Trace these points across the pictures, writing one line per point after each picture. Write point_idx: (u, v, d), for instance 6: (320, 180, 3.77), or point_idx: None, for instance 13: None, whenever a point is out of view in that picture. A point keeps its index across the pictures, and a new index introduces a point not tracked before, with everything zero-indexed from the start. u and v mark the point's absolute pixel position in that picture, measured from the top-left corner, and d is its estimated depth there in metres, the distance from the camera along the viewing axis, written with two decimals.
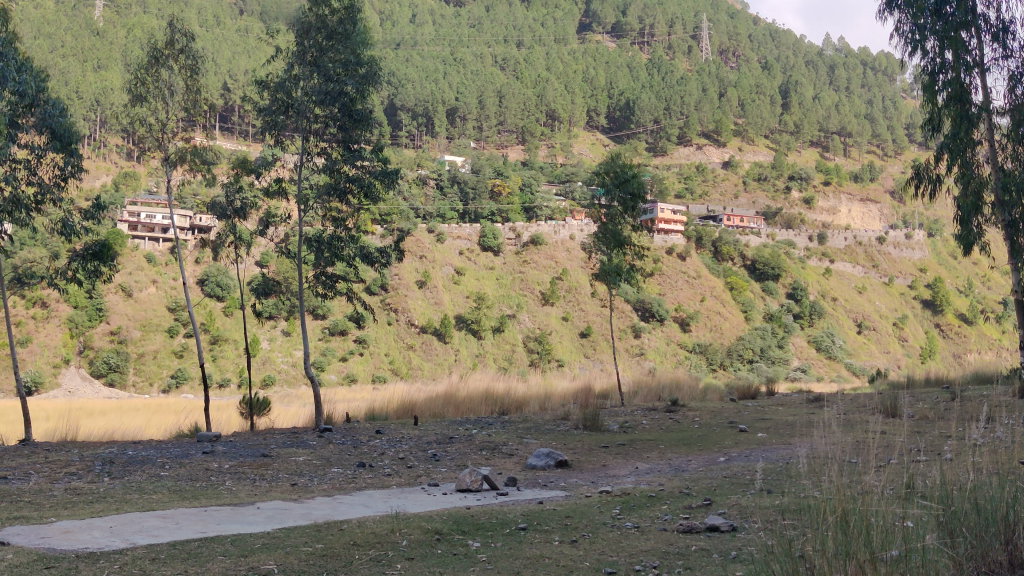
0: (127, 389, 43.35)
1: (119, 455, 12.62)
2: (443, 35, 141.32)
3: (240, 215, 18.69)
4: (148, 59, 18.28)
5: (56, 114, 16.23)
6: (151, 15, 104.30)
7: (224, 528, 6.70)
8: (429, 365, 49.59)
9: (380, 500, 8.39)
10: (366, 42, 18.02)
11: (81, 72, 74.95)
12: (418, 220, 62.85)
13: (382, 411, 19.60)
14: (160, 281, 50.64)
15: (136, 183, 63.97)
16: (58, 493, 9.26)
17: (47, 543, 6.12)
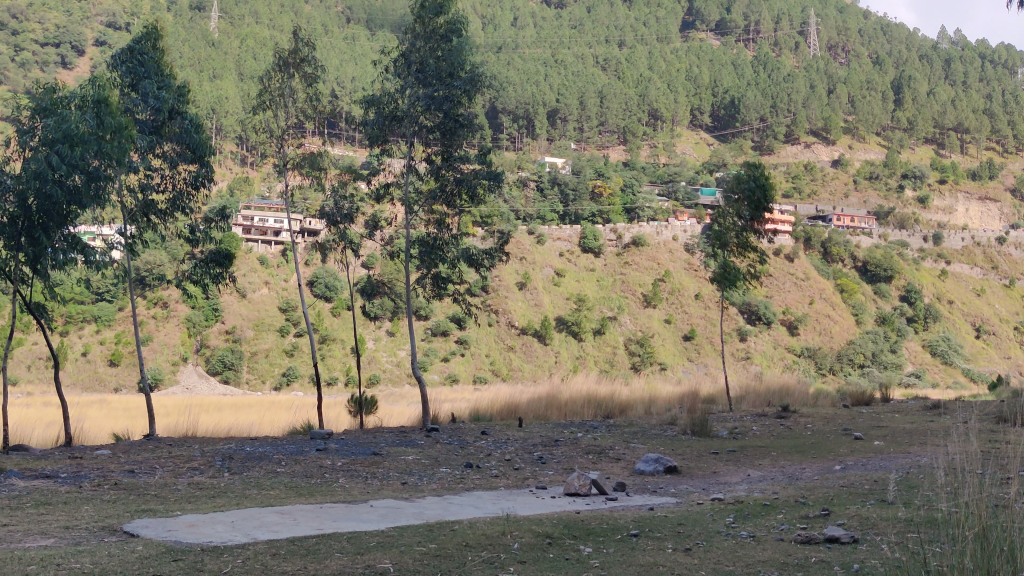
0: (241, 386, 44.92)
1: (236, 451, 13.04)
2: (544, 37, 141.33)
3: (349, 221, 19.11)
4: (274, 68, 18.83)
5: (192, 130, 16.97)
6: (263, 25, 107.51)
7: (340, 526, 6.83)
8: (529, 366, 49.78)
9: (489, 502, 8.44)
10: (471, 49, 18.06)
11: (198, 81, 77.89)
12: (518, 221, 63.03)
13: (485, 412, 19.69)
14: (272, 283, 52.26)
15: (249, 188, 66.17)
16: (183, 487, 9.65)
17: (174, 535, 6.36)
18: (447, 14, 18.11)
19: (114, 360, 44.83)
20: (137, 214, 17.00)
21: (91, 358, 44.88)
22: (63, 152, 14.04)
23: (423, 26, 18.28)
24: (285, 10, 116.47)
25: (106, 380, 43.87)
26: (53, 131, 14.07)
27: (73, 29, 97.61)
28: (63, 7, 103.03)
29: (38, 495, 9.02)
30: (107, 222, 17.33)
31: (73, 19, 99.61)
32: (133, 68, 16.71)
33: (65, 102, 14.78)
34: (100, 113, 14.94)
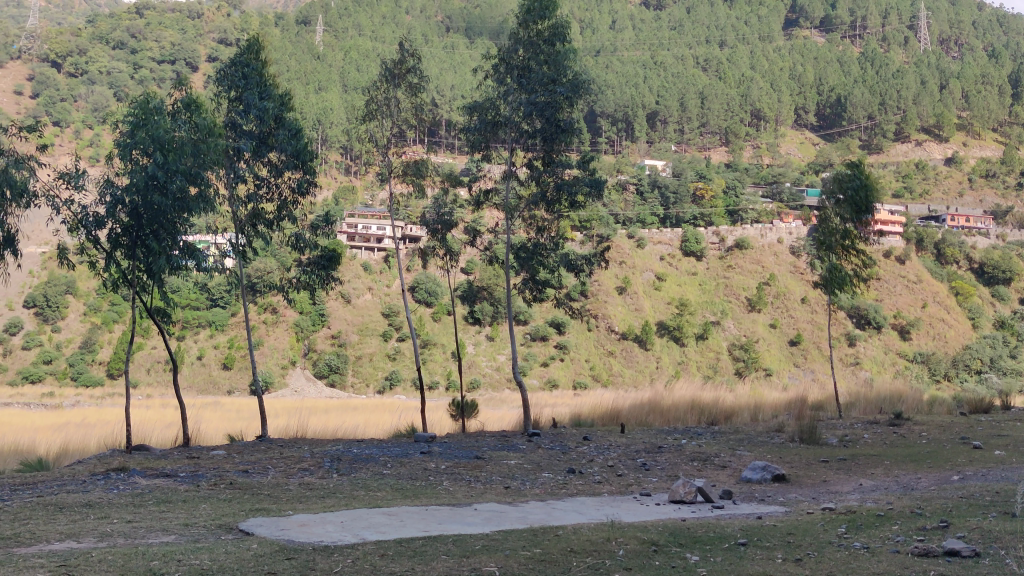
0: (346, 389, 45.99)
1: (345, 451, 13.37)
2: (643, 40, 140.06)
3: (450, 228, 19.38)
4: (381, 79, 19.32)
5: (295, 139, 17.43)
6: (366, 38, 109.85)
7: (447, 528, 6.91)
8: (630, 372, 49.39)
9: (594, 508, 8.40)
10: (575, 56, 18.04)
11: (304, 94, 80.06)
12: (618, 225, 62.64)
13: (587, 418, 19.61)
14: (375, 288, 53.34)
15: (354, 197, 67.63)
16: (293, 488, 9.92)
17: (286, 535, 6.55)
18: (550, 20, 18.11)
19: (227, 364, 46.47)
20: (246, 224, 17.61)
21: (205, 361, 46.66)
22: (160, 160, 14.64)
23: (526, 32, 18.36)
24: (387, 22, 118.76)
25: (220, 383, 45.47)
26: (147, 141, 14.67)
27: (187, 46, 101.75)
28: (178, 26, 107.48)
29: (158, 493, 9.43)
30: (219, 231, 17.98)
31: (187, 38, 103.85)
32: (237, 81, 17.20)
33: (163, 113, 15.29)
34: (196, 123, 15.45)
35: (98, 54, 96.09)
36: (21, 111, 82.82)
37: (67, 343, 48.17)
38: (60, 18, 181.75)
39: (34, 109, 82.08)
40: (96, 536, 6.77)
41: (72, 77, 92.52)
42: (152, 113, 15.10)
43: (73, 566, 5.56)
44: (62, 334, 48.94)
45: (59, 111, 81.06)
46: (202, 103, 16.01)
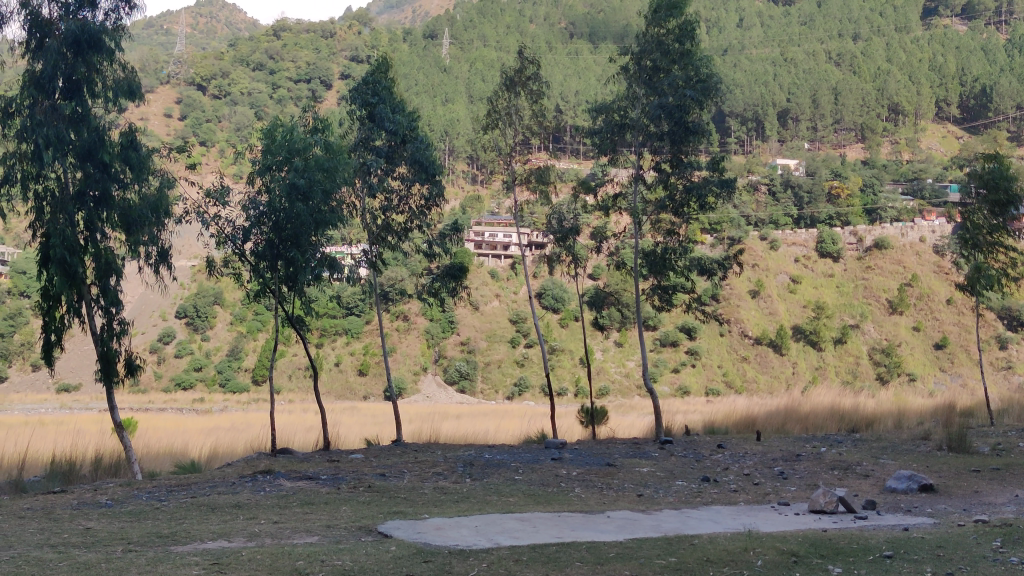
0: (476, 395, 46.73)
1: (478, 457, 13.57)
2: (771, 36, 136.54)
3: (576, 235, 19.43)
4: (502, 87, 19.52)
5: (424, 150, 17.88)
6: (491, 48, 111.26)
7: (579, 534, 6.92)
8: (765, 378, 48.13)
9: (730, 517, 8.23)
10: (705, 56, 17.78)
11: (431, 107, 81.68)
12: (750, 227, 61.15)
13: (721, 425, 19.27)
14: (503, 295, 53.85)
15: (481, 206, 68.38)
16: (428, 491, 10.15)
17: (422, 537, 6.72)
18: (678, 18, 17.85)
19: (362, 370, 47.83)
20: (379, 235, 18.14)
21: (342, 367, 48.22)
22: (301, 173, 15.21)
23: (653, 32, 18.16)
24: (511, 31, 119.98)
25: (356, 389, 46.90)
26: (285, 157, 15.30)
27: (321, 64, 105.53)
28: (312, 46, 111.76)
29: (301, 496, 9.81)
30: (353, 243, 18.56)
31: (321, 57, 107.75)
32: (368, 98, 17.70)
33: (298, 131, 15.90)
34: (329, 139, 16.00)
35: (240, 75, 100.95)
36: (171, 132, 87.88)
37: (215, 351, 50.73)
38: (203, 43, 192.19)
39: (182, 131, 86.97)
40: (245, 536, 7.10)
41: (216, 98, 97.55)
42: (287, 132, 15.73)
43: (225, 564, 5.85)
44: (211, 342, 51.57)
45: (205, 132, 85.57)
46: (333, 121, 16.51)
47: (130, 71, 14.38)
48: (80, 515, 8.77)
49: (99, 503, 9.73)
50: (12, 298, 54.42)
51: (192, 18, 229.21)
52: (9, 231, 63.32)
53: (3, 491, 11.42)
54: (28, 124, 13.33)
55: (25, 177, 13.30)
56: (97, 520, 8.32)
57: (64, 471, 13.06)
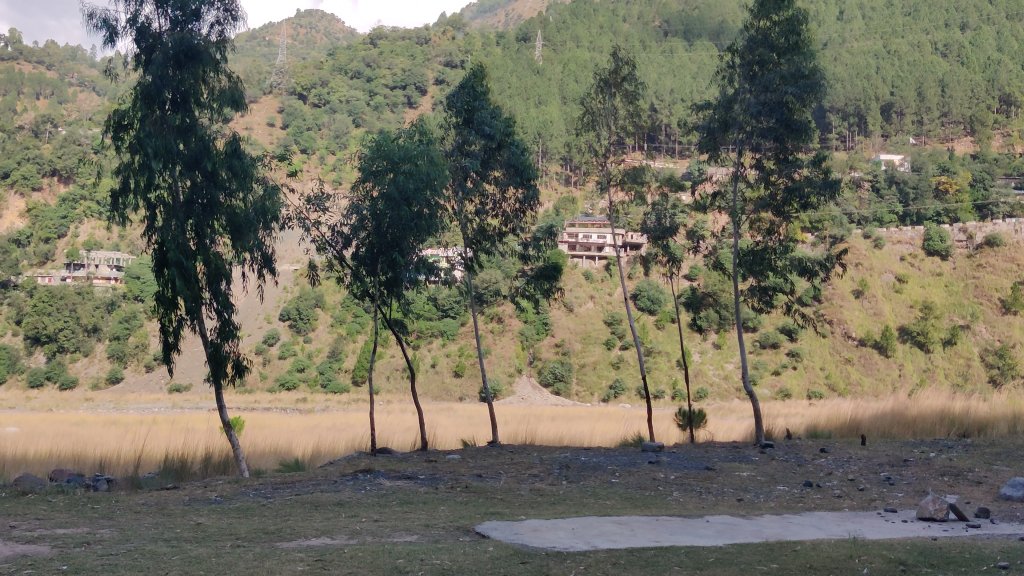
0: (572, 397, 46.73)
1: (574, 459, 13.56)
2: (874, 28, 132.23)
3: (672, 236, 19.25)
4: (596, 88, 19.50)
5: (520, 153, 17.98)
6: (585, 49, 110.93)
7: (678, 539, 6.84)
8: (870, 380, 46.64)
9: (834, 523, 8.00)
10: (811, 53, 17.34)
11: (525, 109, 81.94)
12: (852, 225, 59.40)
13: (824, 429, 18.78)
14: (597, 296, 53.65)
15: (574, 207, 68.27)
16: (525, 493, 10.20)
17: (520, 539, 6.74)
18: (784, 11, 17.47)
19: (458, 371, 48.33)
20: (475, 239, 18.33)
21: (438, 369, 48.81)
22: (401, 179, 15.49)
23: (759, 25, 17.88)
24: (604, 32, 119.37)
25: (452, 390, 47.42)
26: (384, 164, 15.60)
27: (416, 71, 107.02)
28: (408, 53, 113.48)
29: (402, 495, 9.97)
30: (450, 246, 18.80)
31: (416, 63, 109.25)
32: (467, 103, 17.89)
33: (397, 139, 16.18)
34: (428, 145, 16.21)
35: (338, 84, 103.33)
36: (274, 141, 90.53)
37: (317, 352, 52.00)
38: (303, 53, 197.42)
39: (284, 139, 89.49)
40: (347, 533, 7.26)
41: (316, 107, 100.06)
42: (387, 139, 16.03)
43: (329, 560, 6.01)
44: (313, 344, 52.93)
45: (306, 140, 87.82)
46: (431, 128, 16.75)
47: (234, 81, 14.85)
48: (192, 511, 9.10)
49: (209, 500, 10.09)
50: (127, 302, 56.99)
51: (293, 30, 235.78)
52: (124, 238, 66.26)
53: (121, 486, 11.96)
54: (140, 135, 13.93)
55: (137, 187, 13.89)
56: (208, 516, 8.62)
57: (177, 468, 13.57)
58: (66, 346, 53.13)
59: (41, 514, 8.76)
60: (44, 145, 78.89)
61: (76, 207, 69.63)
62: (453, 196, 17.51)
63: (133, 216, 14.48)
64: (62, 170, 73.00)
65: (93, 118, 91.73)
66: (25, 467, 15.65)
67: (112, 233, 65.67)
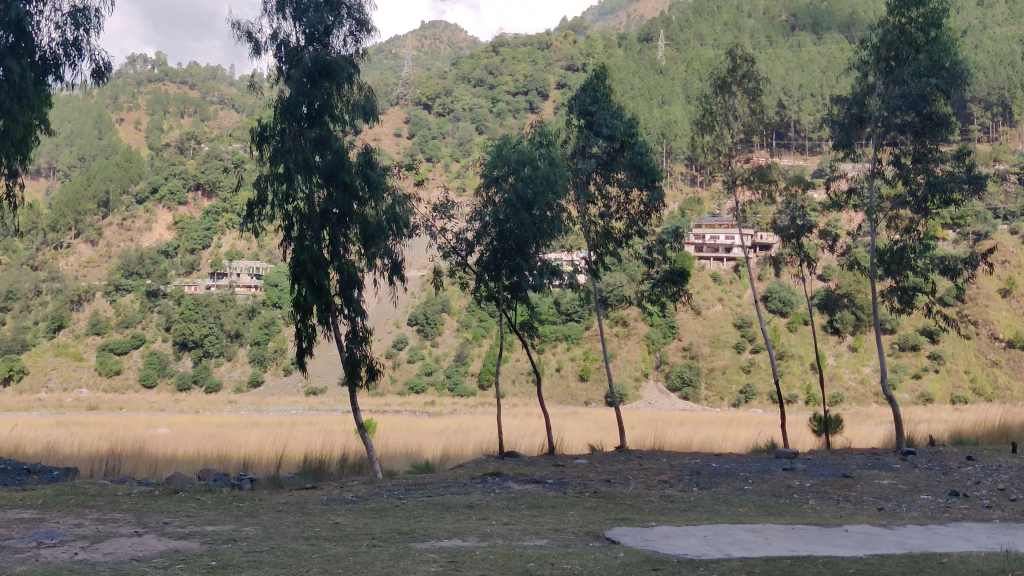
0: (700, 402, 45.94)
1: (705, 466, 13.33)
2: (1019, 11, 124.66)
3: (802, 234, 18.71)
4: (715, 89, 19.14)
5: (643, 153, 17.77)
6: (708, 46, 108.99)
7: (815, 548, 6.64)
8: (1020, 385, 44.08)
9: (983, 535, 7.59)
10: (955, 43, 16.51)
11: (648, 110, 81.18)
12: (998, 220, 56.27)
13: (971, 436, 17.83)
14: (726, 299, 52.58)
15: (700, 207, 67.08)
16: (655, 499, 10.10)
17: (651, 545, 6.67)
18: (923, 6, 16.79)
19: (583, 376, 48.27)
20: (599, 243, 18.27)
21: (563, 373, 48.91)
22: (524, 184, 15.61)
23: (896, 20, 17.25)
24: (729, 30, 117.01)
25: (578, 394, 47.37)
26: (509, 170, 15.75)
27: (538, 75, 107.32)
28: (530, 58, 113.95)
29: (530, 498, 10.03)
30: (574, 249, 18.81)
31: (538, 68, 109.74)
32: (588, 106, 17.86)
33: (520, 144, 16.30)
34: (553, 152, 16.24)
35: (462, 93, 105.13)
36: (401, 151, 92.68)
37: (444, 356, 52.91)
38: (427, 64, 201.56)
39: (411, 148, 91.53)
40: (478, 535, 7.36)
41: (441, 116, 101.96)
42: (510, 145, 16.16)
43: (460, 562, 6.09)
44: (440, 348, 53.91)
45: (431, 148, 89.50)
46: (553, 134, 16.82)
47: (367, 93, 15.28)
48: (329, 511, 9.39)
49: (347, 500, 10.42)
50: (266, 308, 59.45)
51: (419, 42, 241.22)
52: (263, 247, 69.10)
53: (264, 485, 12.50)
54: (279, 149, 14.51)
55: (277, 199, 14.44)
56: (345, 516, 8.88)
57: (315, 469, 14.07)
58: (211, 351, 55.96)
59: (190, 512, 9.23)
60: (188, 160, 82.99)
61: (219, 219, 73.08)
62: (575, 200, 17.44)
63: (272, 227, 15.09)
64: (205, 184, 76.64)
65: (232, 133, 96.04)
66: (176, 466, 16.50)
67: (252, 243, 68.60)
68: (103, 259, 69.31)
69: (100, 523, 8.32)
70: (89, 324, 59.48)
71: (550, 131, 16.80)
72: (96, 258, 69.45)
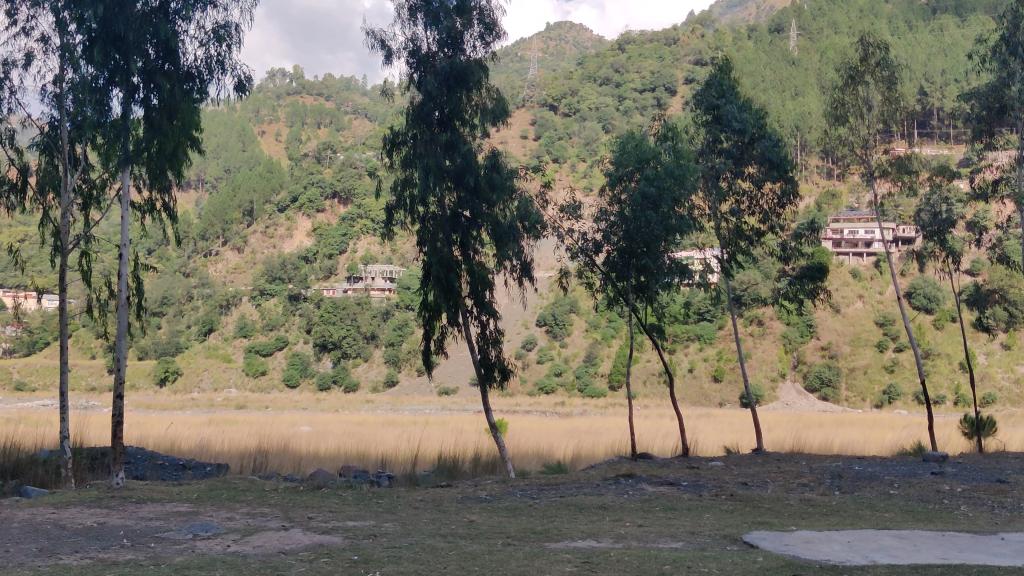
0: (841, 403, 44.39)
1: (847, 468, 12.86)
2: None
3: (948, 227, 17.81)
4: (844, 79, 18.43)
5: (774, 146, 17.31)
6: (843, 34, 105.16)
7: (968, 557, 6.31)
8: None
9: None
10: None
11: (781, 102, 79.00)
12: None
13: None
14: (867, 296, 50.61)
15: (837, 201, 64.82)
16: (794, 502, 9.82)
17: (792, 550, 6.51)
18: None
19: (717, 376, 47.37)
20: (732, 240, 17.86)
21: (696, 373, 48.16)
22: (652, 181, 15.44)
23: None
24: (865, 16, 112.56)
25: (711, 396, 46.50)
26: (637, 169, 15.64)
27: (666, 71, 105.97)
28: (657, 54, 112.67)
29: (664, 501, 9.91)
30: (706, 247, 18.49)
31: (666, 64, 108.45)
32: (715, 101, 17.54)
33: (646, 143, 16.15)
34: (679, 147, 16.03)
35: (588, 93, 105.13)
36: (528, 152, 93.41)
37: (574, 357, 52.98)
38: (554, 64, 202.76)
39: (538, 150, 92.08)
40: (613, 536, 7.33)
41: (568, 116, 102.17)
42: (638, 142, 16.02)
43: (596, 563, 6.08)
44: (570, 348, 53.95)
45: (558, 149, 89.89)
46: (680, 130, 16.59)
47: (495, 96, 15.45)
48: (464, 509, 9.57)
49: (481, 498, 10.57)
50: (400, 310, 60.94)
51: (544, 44, 242.42)
52: (396, 251, 70.90)
53: (402, 483, 12.82)
54: (412, 154, 14.86)
55: (408, 204, 14.81)
56: (480, 514, 9.03)
57: (450, 468, 14.35)
58: (348, 352, 57.80)
59: (332, 508, 9.55)
60: (325, 169, 85.92)
61: (354, 224, 75.34)
62: (703, 200, 17.15)
63: (404, 231, 15.46)
64: (341, 192, 79.24)
65: (365, 141, 98.84)
66: (318, 464, 17.12)
67: (386, 247, 70.50)
68: (249, 265, 72.54)
69: (250, 517, 8.70)
70: (236, 328, 62.36)
71: (675, 126, 16.59)
72: (241, 264, 72.76)
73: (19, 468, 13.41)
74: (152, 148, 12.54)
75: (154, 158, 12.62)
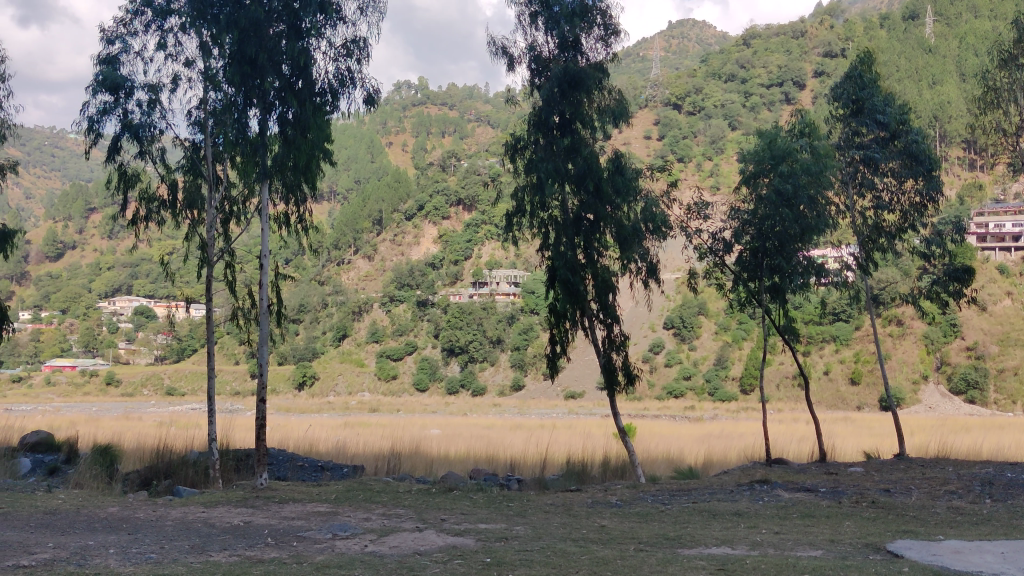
0: (989, 406, 42.05)
1: (998, 476, 12.15)
2: None
3: None
4: (998, 64, 17.39)
5: (920, 139, 16.57)
6: (985, 16, 99.46)
7: None
8: None
9: None
10: None
11: (918, 92, 75.42)
12: None
13: None
14: (1016, 292, 47.77)
15: (981, 194, 61.49)
16: (942, 510, 9.36)
17: (939, 561, 6.20)
18: None
19: (854, 379, 45.70)
20: (869, 238, 17.18)
21: (832, 376, 46.62)
22: (786, 177, 15.00)
23: None
24: None
25: (848, 399, 44.90)
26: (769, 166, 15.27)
27: (794, 65, 102.82)
28: (784, 48, 109.44)
29: (802, 507, 9.64)
30: (842, 245, 17.88)
31: (793, 57, 105.24)
32: (856, 93, 16.98)
33: (779, 138, 15.72)
34: (815, 142, 15.55)
35: (713, 90, 103.05)
36: (651, 153, 92.24)
37: (703, 360, 52.12)
38: (677, 63, 199.78)
39: (662, 150, 90.92)
40: (748, 544, 7.17)
41: (692, 115, 100.42)
42: (771, 140, 15.62)
43: (732, 570, 5.96)
44: (699, 351, 53.10)
45: (683, 149, 88.41)
46: (815, 125, 16.08)
47: (618, 97, 15.38)
48: (595, 513, 9.54)
49: (612, 502, 10.54)
50: (526, 314, 61.34)
51: (666, 43, 238.97)
52: (521, 256, 71.34)
53: (531, 486, 12.91)
54: (535, 159, 14.97)
55: (532, 208, 14.95)
56: (611, 518, 8.99)
57: (579, 472, 14.35)
58: (476, 356, 58.55)
59: (464, 509, 9.70)
60: (451, 177, 87.34)
61: (479, 230, 76.20)
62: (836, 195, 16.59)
63: (530, 235, 15.59)
64: (466, 199, 80.33)
65: (489, 148, 99.91)
66: (448, 466, 17.40)
67: (510, 252, 71.09)
68: (379, 273, 74.46)
69: (385, 518, 8.92)
70: (368, 333, 64.10)
71: (808, 121, 16.12)
72: (372, 272, 74.76)
73: (170, 468, 14.14)
74: (289, 163, 12.99)
75: (290, 172, 13.06)
